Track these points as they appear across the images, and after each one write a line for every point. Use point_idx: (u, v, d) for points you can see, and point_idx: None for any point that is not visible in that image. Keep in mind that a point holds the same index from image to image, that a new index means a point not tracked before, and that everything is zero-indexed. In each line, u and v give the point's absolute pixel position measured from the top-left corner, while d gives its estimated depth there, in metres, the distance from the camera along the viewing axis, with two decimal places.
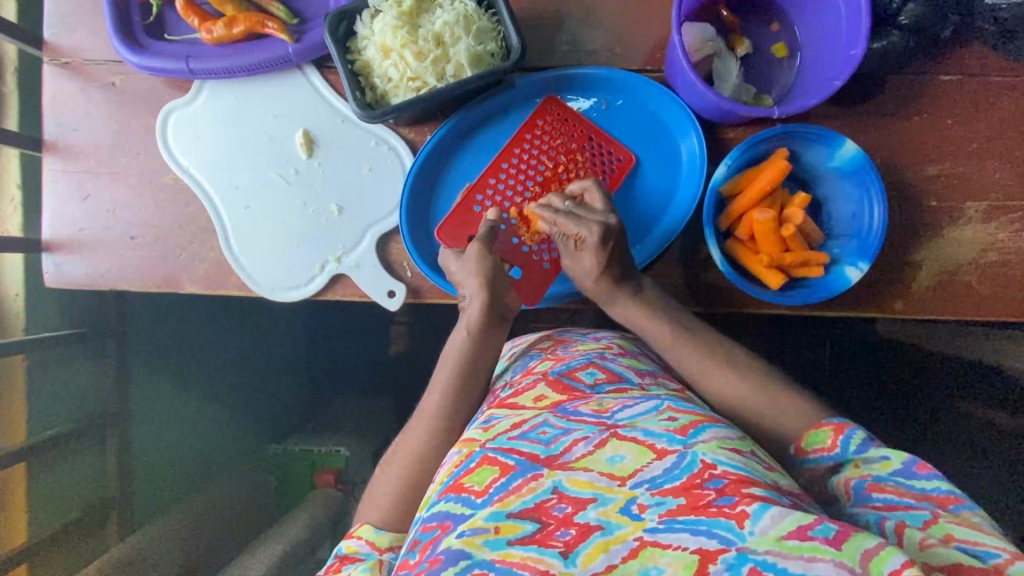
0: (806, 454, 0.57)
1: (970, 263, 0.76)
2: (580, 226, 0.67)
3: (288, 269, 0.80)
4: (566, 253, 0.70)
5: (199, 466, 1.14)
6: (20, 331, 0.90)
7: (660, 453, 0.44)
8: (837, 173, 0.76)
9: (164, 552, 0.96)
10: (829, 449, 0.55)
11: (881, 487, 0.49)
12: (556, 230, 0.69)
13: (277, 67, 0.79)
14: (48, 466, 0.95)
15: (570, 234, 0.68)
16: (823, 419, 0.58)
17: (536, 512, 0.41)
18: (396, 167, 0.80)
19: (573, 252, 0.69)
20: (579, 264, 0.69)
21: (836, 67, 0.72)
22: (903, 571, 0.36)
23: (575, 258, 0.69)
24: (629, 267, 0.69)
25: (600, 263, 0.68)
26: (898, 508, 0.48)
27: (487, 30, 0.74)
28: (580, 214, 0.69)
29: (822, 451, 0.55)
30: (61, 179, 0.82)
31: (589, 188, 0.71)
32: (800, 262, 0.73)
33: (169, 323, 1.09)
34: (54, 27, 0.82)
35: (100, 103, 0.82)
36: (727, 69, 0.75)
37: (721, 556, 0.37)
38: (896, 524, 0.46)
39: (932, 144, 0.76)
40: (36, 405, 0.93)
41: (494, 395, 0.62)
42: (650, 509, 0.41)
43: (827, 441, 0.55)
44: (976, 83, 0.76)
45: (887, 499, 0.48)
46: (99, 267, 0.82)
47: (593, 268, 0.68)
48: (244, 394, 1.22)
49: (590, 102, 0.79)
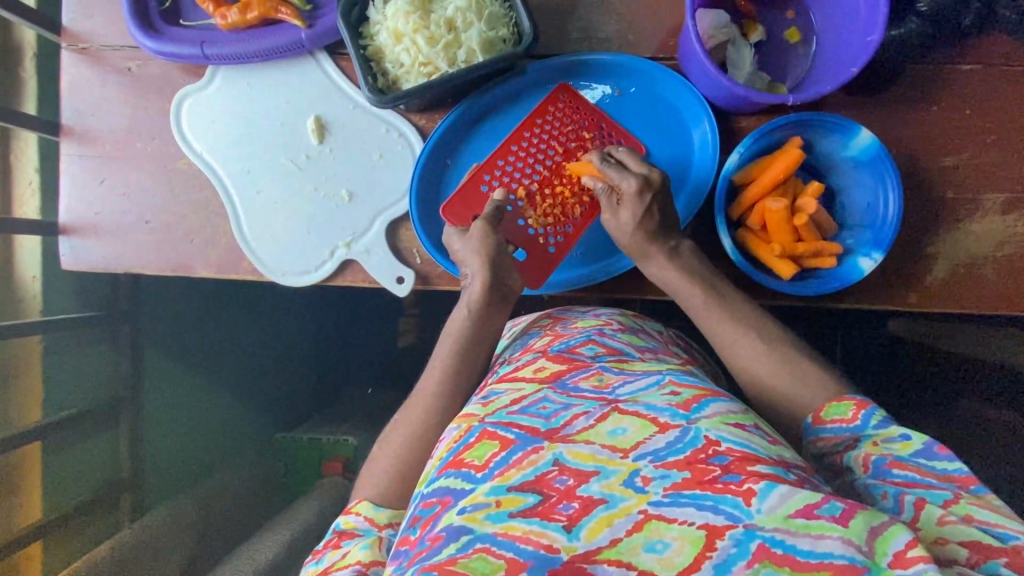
0: (823, 423, 0.56)
1: (986, 256, 0.74)
2: (622, 177, 0.69)
3: (299, 253, 0.81)
4: (608, 208, 0.71)
5: (207, 450, 1.15)
6: (37, 313, 0.92)
7: (662, 427, 0.44)
8: (852, 162, 0.74)
9: (174, 533, 0.97)
10: (849, 421, 0.54)
11: (902, 464, 0.49)
12: (603, 184, 0.71)
13: (291, 53, 0.79)
14: (62, 445, 0.97)
15: (614, 188, 0.70)
16: (844, 394, 0.57)
17: (537, 485, 0.41)
18: (406, 152, 0.80)
19: (613, 205, 0.71)
20: (617, 219, 0.71)
21: (852, 53, 0.71)
22: (907, 553, 0.36)
23: (614, 211, 0.71)
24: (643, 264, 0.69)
25: (636, 215, 0.69)
26: (918, 485, 0.47)
27: (498, 16, 0.74)
28: (626, 166, 0.71)
29: (840, 422, 0.54)
30: (77, 163, 0.83)
31: (626, 151, 0.72)
32: (813, 252, 0.72)
33: (183, 311, 1.09)
34: (72, 12, 0.83)
35: (115, 87, 0.83)
36: (741, 57, 0.74)
37: (729, 532, 0.37)
38: (915, 499, 0.46)
39: (948, 134, 0.75)
40: (51, 388, 0.94)
41: (493, 372, 0.63)
42: (655, 482, 0.40)
43: (847, 414, 0.54)
44: (995, 73, 0.74)
45: (907, 476, 0.48)
46: (112, 250, 0.83)
47: (630, 221, 0.69)
48: (255, 379, 1.23)
49: (602, 89, 0.79)
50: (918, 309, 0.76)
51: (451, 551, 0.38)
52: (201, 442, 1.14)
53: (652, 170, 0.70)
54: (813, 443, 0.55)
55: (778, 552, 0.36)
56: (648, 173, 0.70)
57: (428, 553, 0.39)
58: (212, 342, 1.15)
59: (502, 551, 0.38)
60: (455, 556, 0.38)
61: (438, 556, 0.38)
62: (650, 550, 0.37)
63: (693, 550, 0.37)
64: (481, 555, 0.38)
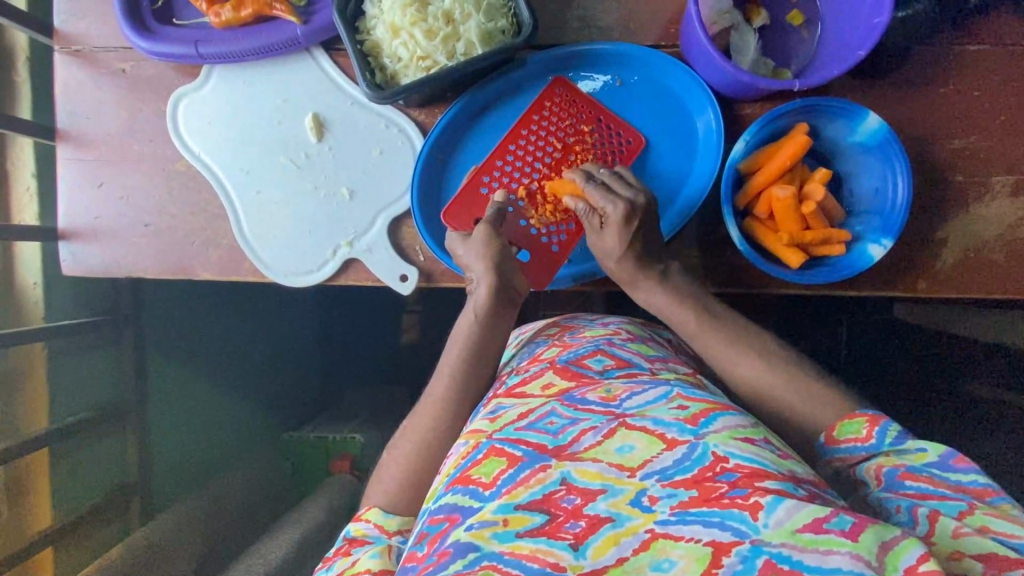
0: (838, 442, 0.55)
1: (997, 240, 0.73)
2: (605, 200, 0.68)
3: (300, 254, 0.80)
4: (591, 231, 0.70)
5: (214, 450, 1.15)
6: (39, 320, 0.91)
7: (670, 443, 0.43)
8: (859, 148, 0.73)
9: (185, 536, 0.96)
10: (863, 440, 0.53)
11: (915, 476, 0.48)
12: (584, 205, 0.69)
13: (286, 50, 0.78)
14: (70, 450, 0.96)
15: (597, 210, 0.69)
16: (857, 410, 0.56)
17: (545, 504, 0.41)
18: (406, 150, 0.79)
19: (597, 228, 0.69)
20: (602, 242, 0.69)
21: (859, 36, 0.70)
22: (920, 567, 0.35)
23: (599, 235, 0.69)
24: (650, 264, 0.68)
25: (623, 240, 0.67)
26: (932, 497, 0.46)
27: (496, 7, 0.72)
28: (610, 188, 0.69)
29: (855, 441, 0.53)
30: (74, 167, 0.82)
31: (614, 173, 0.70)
32: (821, 240, 0.71)
33: (186, 312, 1.09)
34: (64, 14, 0.82)
35: (110, 89, 0.82)
36: (745, 43, 0.73)
37: (734, 548, 0.36)
38: (929, 512, 0.45)
39: (958, 117, 0.74)
40: (56, 393, 0.94)
41: (501, 382, 0.62)
42: (661, 501, 0.40)
43: (861, 432, 0.53)
44: (1004, 53, 0.73)
45: (921, 488, 0.47)
46: (112, 255, 0.82)
47: (615, 246, 0.68)
48: (260, 378, 1.23)
49: (604, 79, 0.77)
50: (927, 295, 0.75)
51: (458, 567, 0.38)
52: (208, 444, 1.14)
53: (637, 193, 0.68)
54: (830, 462, 0.55)
55: (785, 568, 0.35)
56: (632, 197, 0.68)
57: (434, 568, 0.39)
58: (216, 343, 1.14)
59: (509, 568, 0.37)
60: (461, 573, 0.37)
61: (446, 572, 0.38)
62: (657, 569, 0.36)
63: (699, 567, 0.36)
64: (488, 572, 0.37)
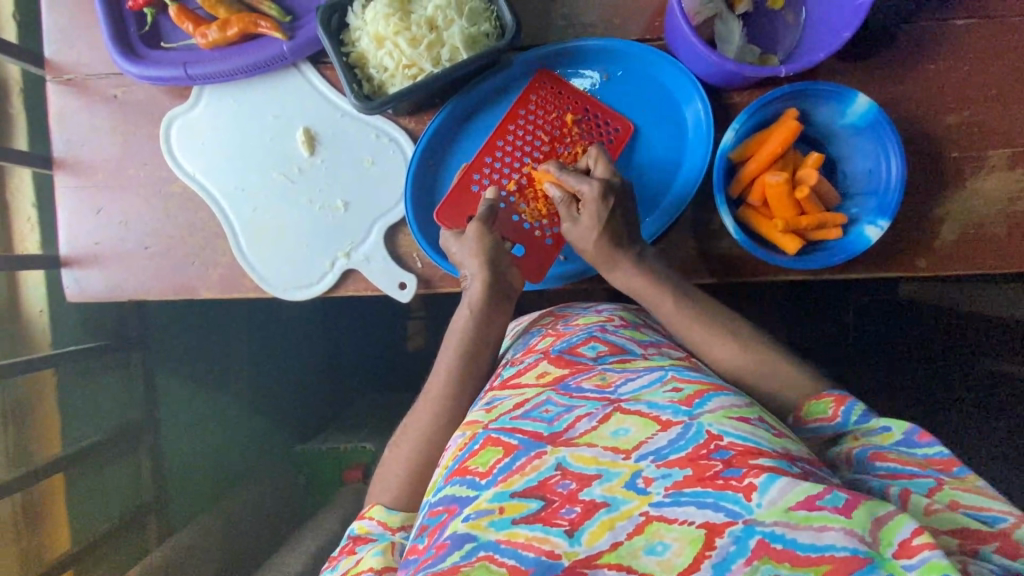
0: (806, 422, 0.56)
1: (996, 214, 0.73)
2: (581, 181, 0.67)
3: (300, 268, 0.80)
4: (567, 218, 0.69)
5: (229, 465, 1.16)
6: (47, 346, 0.93)
7: (664, 425, 0.43)
8: (850, 130, 0.73)
9: (205, 551, 0.97)
10: (830, 418, 0.54)
11: (884, 456, 0.48)
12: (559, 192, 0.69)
13: (274, 66, 0.79)
14: (85, 473, 0.98)
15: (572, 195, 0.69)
16: (823, 392, 0.57)
17: (541, 490, 0.41)
18: (398, 157, 0.79)
19: (573, 214, 0.69)
20: (579, 227, 0.68)
21: (846, 16, 0.70)
22: (913, 540, 0.36)
23: (575, 220, 0.68)
24: (640, 255, 0.67)
25: (599, 218, 0.67)
26: (903, 475, 0.46)
27: (479, 11, 0.73)
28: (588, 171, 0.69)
29: (823, 421, 0.55)
30: (73, 195, 0.83)
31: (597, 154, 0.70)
32: (816, 225, 0.71)
33: (191, 331, 1.10)
34: (54, 44, 0.83)
35: (103, 116, 0.83)
36: (730, 30, 0.72)
37: (728, 529, 0.36)
38: (901, 491, 0.45)
39: (950, 92, 0.73)
40: (70, 418, 0.97)
41: (497, 375, 0.62)
42: (656, 482, 0.40)
43: (828, 412, 0.55)
44: (993, 26, 0.72)
45: (890, 468, 0.47)
46: (116, 280, 0.83)
47: (592, 226, 0.67)
48: (271, 393, 1.24)
49: (591, 76, 0.78)
50: (926, 275, 0.75)
51: (455, 559, 0.38)
52: (220, 461, 1.15)
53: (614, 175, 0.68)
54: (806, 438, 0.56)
55: (778, 547, 0.35)
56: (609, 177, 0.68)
57: (433, 560, 0.39)
58: (224, 360, 1.15)
59: (504, 558, 0.37)
60: (459, 564, 0.37)
61: (443, 564, 0.38)
62: (652, 553, 0.37)
63: (693, 550, 0.36)
64: (484, 564, 0.37)
